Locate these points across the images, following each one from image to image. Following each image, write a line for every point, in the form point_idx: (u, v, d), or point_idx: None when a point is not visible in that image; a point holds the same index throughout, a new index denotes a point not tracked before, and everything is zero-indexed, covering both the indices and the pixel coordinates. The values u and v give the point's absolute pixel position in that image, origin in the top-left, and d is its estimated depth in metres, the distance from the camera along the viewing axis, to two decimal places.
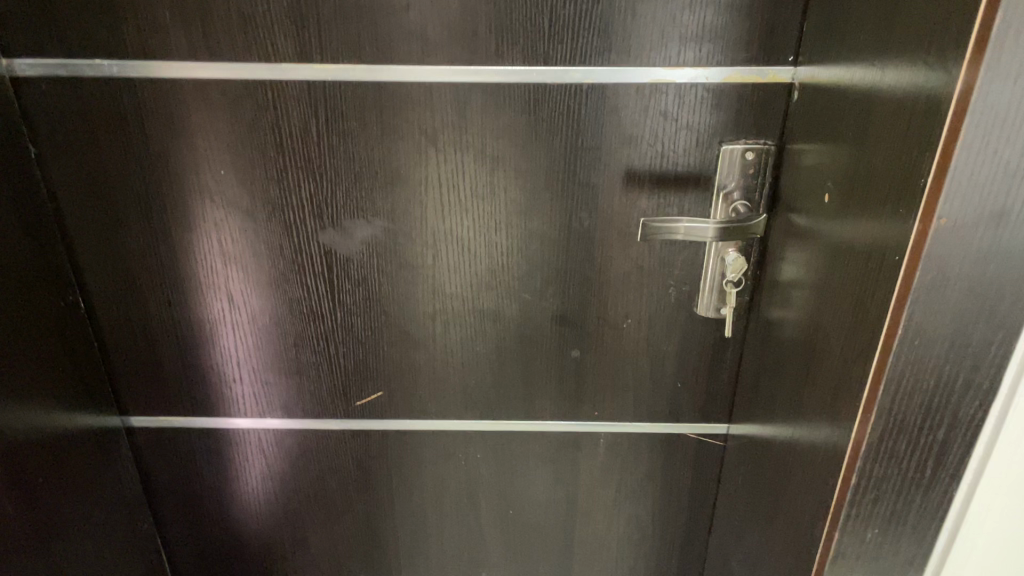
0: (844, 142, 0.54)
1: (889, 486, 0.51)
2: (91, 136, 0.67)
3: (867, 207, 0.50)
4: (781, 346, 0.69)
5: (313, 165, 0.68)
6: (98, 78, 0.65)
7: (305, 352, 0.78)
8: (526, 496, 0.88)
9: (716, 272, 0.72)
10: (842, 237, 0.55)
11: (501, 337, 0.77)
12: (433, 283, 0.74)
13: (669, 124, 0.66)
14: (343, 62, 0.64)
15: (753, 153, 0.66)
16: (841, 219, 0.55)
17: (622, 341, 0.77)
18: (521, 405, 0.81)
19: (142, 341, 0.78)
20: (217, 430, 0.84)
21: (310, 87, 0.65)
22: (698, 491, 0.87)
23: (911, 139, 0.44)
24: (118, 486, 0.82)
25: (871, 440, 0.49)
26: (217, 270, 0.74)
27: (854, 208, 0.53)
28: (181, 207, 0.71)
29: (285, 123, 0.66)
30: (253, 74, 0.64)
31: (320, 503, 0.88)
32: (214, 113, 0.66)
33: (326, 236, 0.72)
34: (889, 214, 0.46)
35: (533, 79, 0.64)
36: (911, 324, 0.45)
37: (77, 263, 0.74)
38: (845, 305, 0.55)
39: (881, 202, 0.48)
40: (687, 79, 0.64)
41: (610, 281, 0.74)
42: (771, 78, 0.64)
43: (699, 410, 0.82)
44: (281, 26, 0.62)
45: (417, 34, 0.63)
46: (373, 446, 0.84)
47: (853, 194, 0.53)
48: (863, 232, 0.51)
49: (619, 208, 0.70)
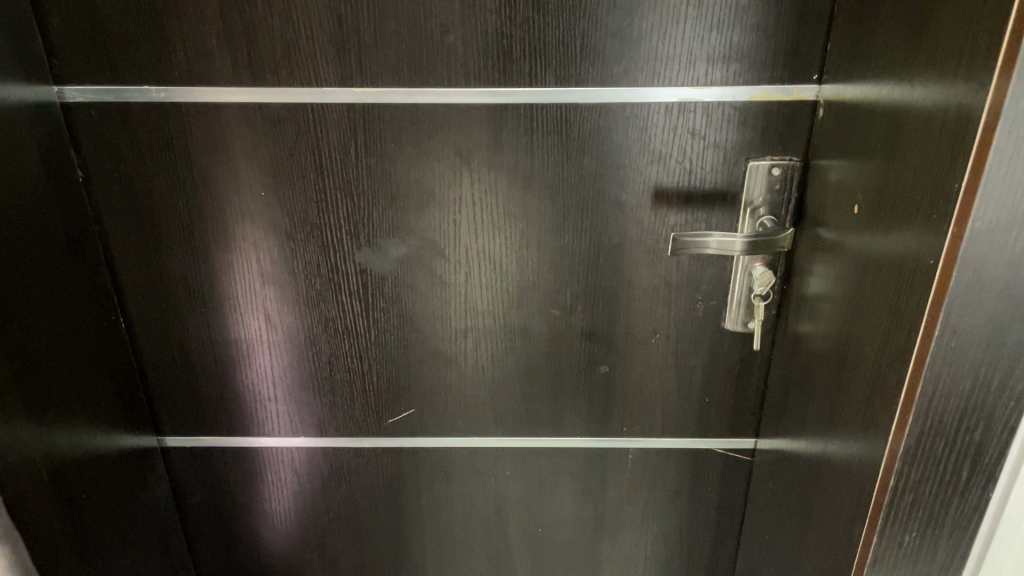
0: (873, 155, 0.56)
1: (926, 488, 0.52)
2: (137, 159, 0.70)
3: (897, 217, 0.52)
4: (810, 358, 0.70)
5: (350, 186, 0.70)
6: (146, 103, 0.67)
7: (338, 371, 0.80)
8: (554, 513, 0.88)
9: (744, 286, 0.73)
10: (872, 247, 0.56)
11: (531, 353, 0.79)
12: (465, 300, 0.76)
13: (696, 141, 0.68)
14: (381, 85, 0.66)
15: (780, 169, 0.68)
16: (870, 231, 0.57)
17: (650, 356, 0.79)
18: (550, 422, 0.83)
19: (179, 362, 0.80)
20: (250, 449, 0.85)
21: (349, 110, 0.67)
22: (725, 507, 0.88)
23: (942, 148, 0.46)
24: (154, 504, 0.83)
25: (909, 441, 0.50)
26: (254, 290, 0.76)
27: (883, 219, 0.55)
28: (222, 228, 0.73)
29: (324, 145, 0.69)
30: (295, 98, 0.67)
31: (350, 522, 0.89)
32: (256, 135, 0.68)
33: (362, 255, 0.73)
34: (921, 221, 0.48)
35: (565, 98, 0.66)
36: (948, 326, 0.46)
37: (118, 283, 0.75)
38: (873, 314, 0.56)
39: (911, 212, 0.50)
40: (715, 98, 0.66)
41: (638, 297, 0.75)
42: (795, 96, 0.66)
43: (726, 425, 0.83)
44: (324, 52, 0.65)
45: (454, 58, 0.65)
46: (404, 464, 0.85)
47: (883, 206, 0.55)
48: (893, 242, 0.53)
49: (647, 225, 0.72)
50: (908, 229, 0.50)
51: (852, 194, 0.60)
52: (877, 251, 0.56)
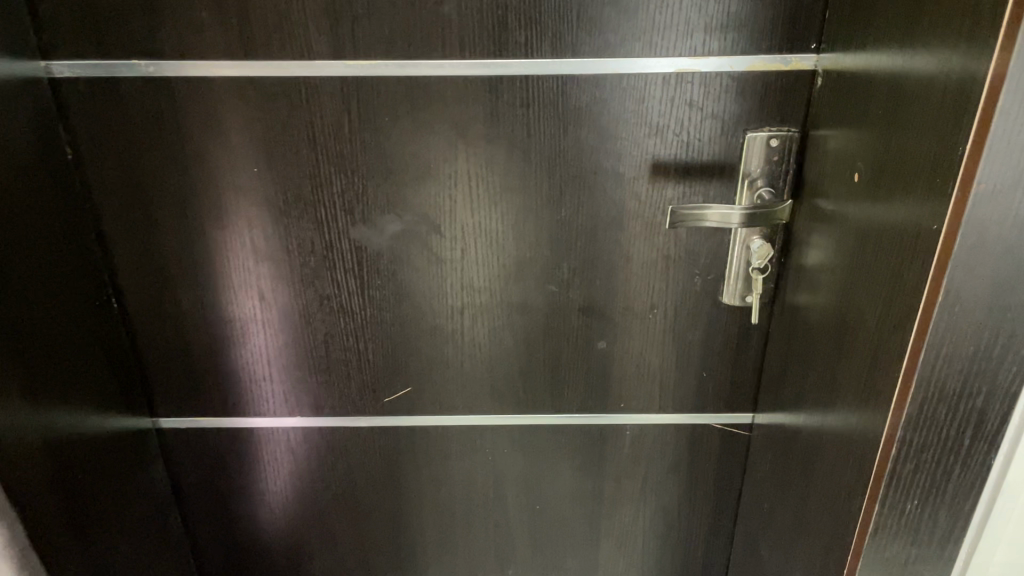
0: (873, 122, 0.56)
1: (928, 456, 0.51)
2: (127, 136, 0.69)
3: (899, 183, 0.52)
4: (809, 330, 0.70)
5: (345, 160, 0.70)
6: (135, 78, 0.66)
7: (335, 349, 0.79)
8: (553, 490, 0.88)
9: (741, 260, 0.73)
10: (872, 215, 0.56)
11: (528, 329, 0.78)
12: (462, 277, 0.76)
13: (693, 112, 0.67)
14: (375, 58, 0.65)
15: (778, 139, 0.68)
16: (870, 199, 0.56)
17: (648, 330, 0.78)
18: (549, 398, 0.82)
19: (173, 342, 0.79)
20: (246, 430, 0.84)
21: (342, 83, 0.66)
22: (723, 482, 0.88)
23: (945, 111, 0.45)
24: (150, 486, 0.83)
25: (911, 410, 0.50)
26: (249, 269, 0.75)
27: (883, 186, 0.54)
28: (214, 206, 0.72)
29: (318, 119, 0.68)
30: (287, 71, 0.66)
31: (348, 502, 0.89)
32: (249, 110, 0.67)
33: (357, 232, 0.73)
34: (922, 184, 0.48)
35: (561, 70, 0.66)
36: (951, 290, 0.46)
37: (111, 263, 0.75)
38: (873, 283, 0.56)
39: (913, 177, 0.49)
40: (713, 68, 0.66)
41: (636, 271, 0.75)
42: (793, 66, 0.65)
43: (724, 400, 0.83)
44: (316, 24, 0.64)
45: (449, 29, 0.64)
46: (402, 443, 0.85)
47: (884, 173, 0.54)
48: (894, 209, 0.52)
49: (645, 198, 0.71)
50: (910, 195, 0.50)
51: (853, 163, 0.60)
52: (878, 219, 0.55)
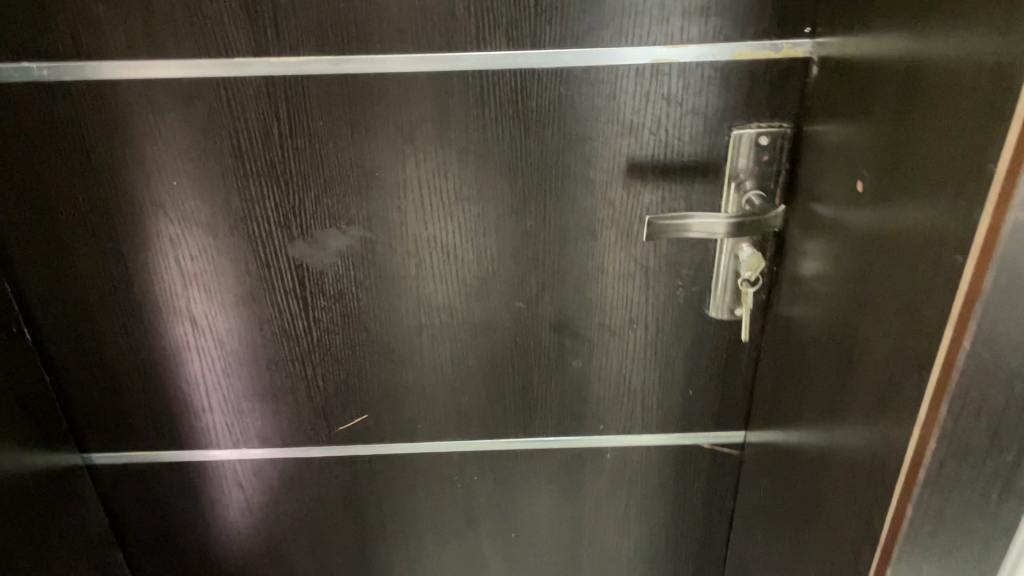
0: (880, 122, 0.48)
1: (949, 516, 0.44)
2: (26, 148, 0.60)
3: (912, 197, 0.44)
4: (806, 349, 0.62)
5: (277, 170, 0.61)
6: (29, 82, 0.57)
7: (280, 376, 0.71)
8: (529, 516, 0.81)
9: (729, 270, 0.65)
10: (879, 230, 0.48)
11: (494, 349, 0.70)
12: (418, 294, 0.68)
13: (672, 107, 0.59)
14: (304, 54, 0.57)
15: (768, 137, 0.60)
16: (877, 211, 0.49)
17: (628, 346, 0.71)
18: (520, 422, 0.75)
19: (99, 373, 0.71)
20: (189, 463, 0.77)
21: (269, 84, 0.58)
22: (714, 504, 0.81)
23: (970, 118, 0.37)
24: (82, 529, 0.75)
25: (930, 467, 0.43)
26: (177, 291, 0.67)
27: (892, 198, 0.46)
28: (133, 224, 0.63)
29: (243, 125, 0.59)
30: (204, 71, 0.57)
31: (306, 535, 0.81)
32: (163, 116, 0.59)
33: (296, 248, 0.65)
34: (941, 202, 0.40)
35: (519, 63, 0.57)
36: (980, 334, 0.38)
37: (21, 289, 0.66)
38: (881, 310, 0.48)
39: (929, 192, 0.41)
40: (693, 58, 0.57)
41: (612, 284, 0.67)
42: (784, 54, 0.57)
43: (713, 418, 0.76)
44: (233, 16, 0.55)
45: (387, 20, 0.55)
46: (361, 472, 0.78)
47: (893, 181, 0.46)
48: (905, 224, 0.45)
49: (621, 203, 0.63)
50: (926, 213, 0.42)
51: (854, 168, 0.52)
52: (885, 235, 0.47)
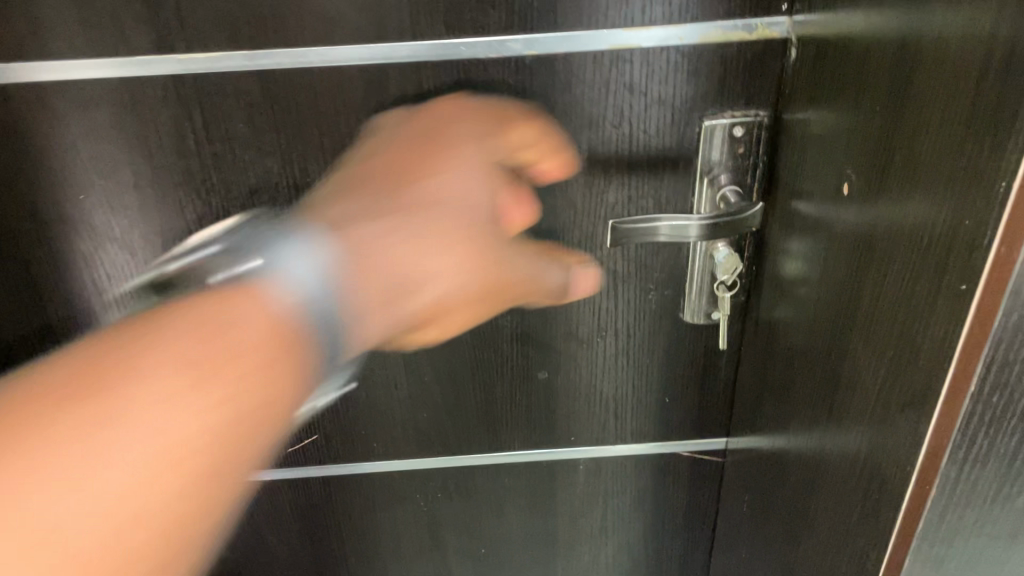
0: (866, 117, 0.42)
1: (952, 563, 0.39)
2: None
3: (901, 208, 0.38)
4: (790, 358, 0.57)
5: (197, 180, 0.55)
6: None
7: None
8: (499, 533, 0.76)
9: (703, 273, 0.60)
10: (865, 241, 0.43)
11: (452, 363, 0.65)
12: None
13: (635, 98, 0.53)
14: (216, 50, 0.50)
15: (742, 128, 0.54)
16: (863, 220, 0.43)
17: (597, 356, 0.65)
18: (484, 438, 0.69)
19: None
20: None
21: (178, 84, 0.51)
22: (696, 513, 0.76)
23: (974, 123, 0.31)
24: None
25: (930, 516, 0.37)
26: (96, 315, 0.61)
27: (880, 206, 0.41)
28: (40, 244, 0.57)
29: (153, 131, 0.53)
30: (103, 72, 0.50)
31: (261, 561, 0.76)
32: (61, 124, 0.52)
33: None
34: (935, 219, 0.34)
35: (460, 53, 0.51)
36: (988, 375, 0.33)
37: None
38: (869, 330, 0.43)
39: (922, 204, 0.36)
40: (656, 42, 0.51)
41: (576, 291, 0.61)
42: (759, 35, 0.51)
43: (692, 426, 0.70)
44: (130, 9, 0.48)
45: (307, 9, 0.49)
46: (316, 495, 0.72)
47: (882, 187, 0.40)
48: (895, 240, 0.39)
49: (582, 205, 0.57)
50: (919, 230, 0.36)
51: (837, 166, 0.46)
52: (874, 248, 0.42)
